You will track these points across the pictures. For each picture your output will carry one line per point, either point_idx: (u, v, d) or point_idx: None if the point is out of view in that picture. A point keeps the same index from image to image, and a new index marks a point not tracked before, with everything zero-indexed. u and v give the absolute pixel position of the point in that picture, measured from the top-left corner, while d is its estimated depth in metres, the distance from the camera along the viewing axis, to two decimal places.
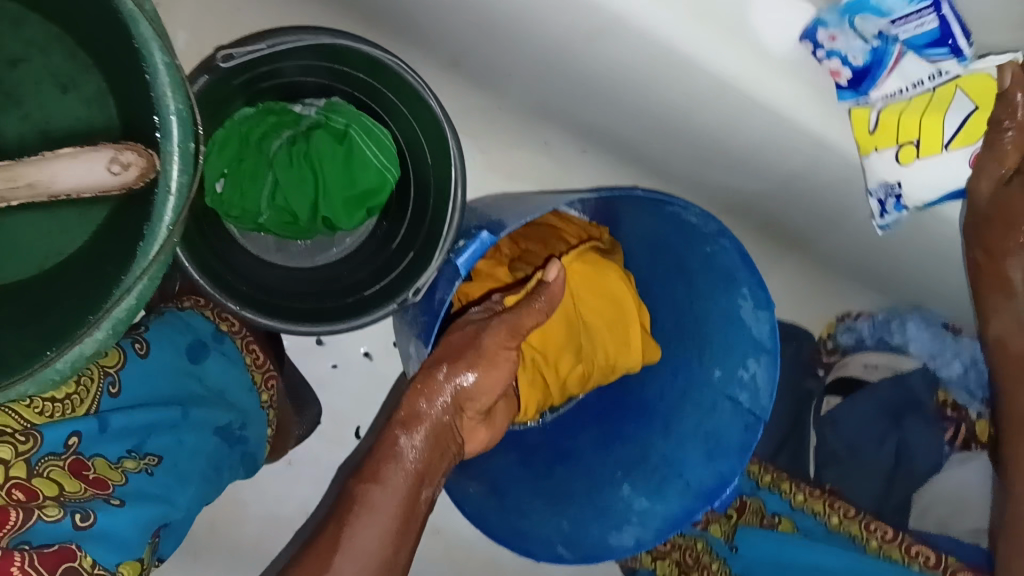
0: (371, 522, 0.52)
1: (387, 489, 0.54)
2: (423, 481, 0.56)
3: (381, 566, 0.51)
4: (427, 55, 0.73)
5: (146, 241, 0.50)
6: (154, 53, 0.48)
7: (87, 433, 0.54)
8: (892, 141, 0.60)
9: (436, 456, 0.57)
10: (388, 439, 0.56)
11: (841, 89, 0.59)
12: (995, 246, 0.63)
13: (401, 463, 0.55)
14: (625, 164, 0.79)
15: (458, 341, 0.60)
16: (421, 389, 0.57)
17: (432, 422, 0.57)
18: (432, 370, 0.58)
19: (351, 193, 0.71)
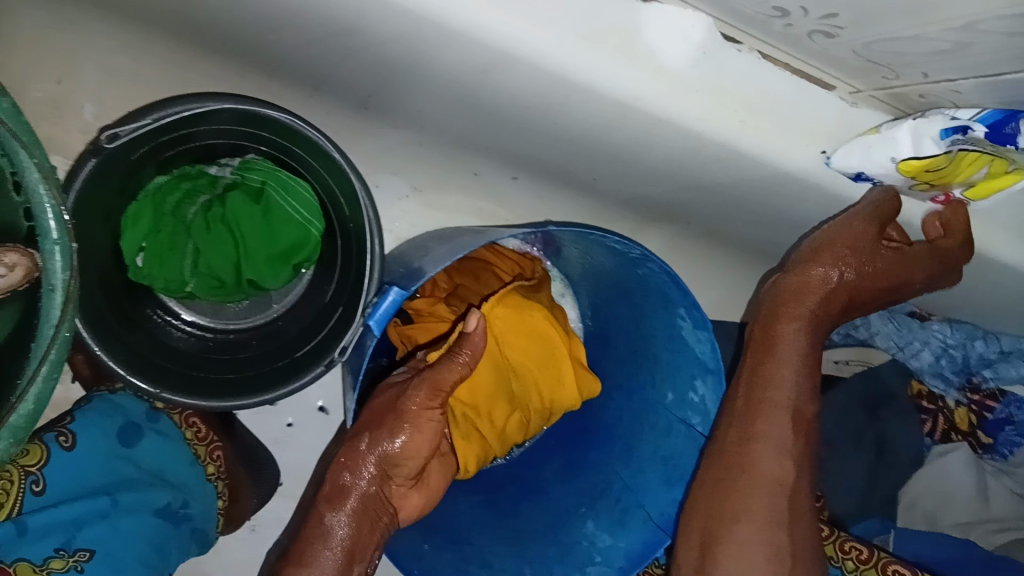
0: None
1: (311, 573, 0.54)
2: (353, 558, 0.56)
3: None
4: (339, 102, 0.71)
5: (35, 345, 0.48)
6: (19, 151, 0.46)
7: (4, 538, 0.53)
8: (930, 175, 0.58)
9: (367, 529, 0.57)
10: (317, 518, 0.56)
11: (949, 127, 0.52)
12: (819, 248, 0.59)
13: (329, 543, 0.55)
14: (558, 187, 0.77)
15: (380, 406, 0.59)
16: (344, 462, 0.57)
17: (357, 496, 0.57)
18: (354, 443, 0.57)
19: (273, 250, 0.69)
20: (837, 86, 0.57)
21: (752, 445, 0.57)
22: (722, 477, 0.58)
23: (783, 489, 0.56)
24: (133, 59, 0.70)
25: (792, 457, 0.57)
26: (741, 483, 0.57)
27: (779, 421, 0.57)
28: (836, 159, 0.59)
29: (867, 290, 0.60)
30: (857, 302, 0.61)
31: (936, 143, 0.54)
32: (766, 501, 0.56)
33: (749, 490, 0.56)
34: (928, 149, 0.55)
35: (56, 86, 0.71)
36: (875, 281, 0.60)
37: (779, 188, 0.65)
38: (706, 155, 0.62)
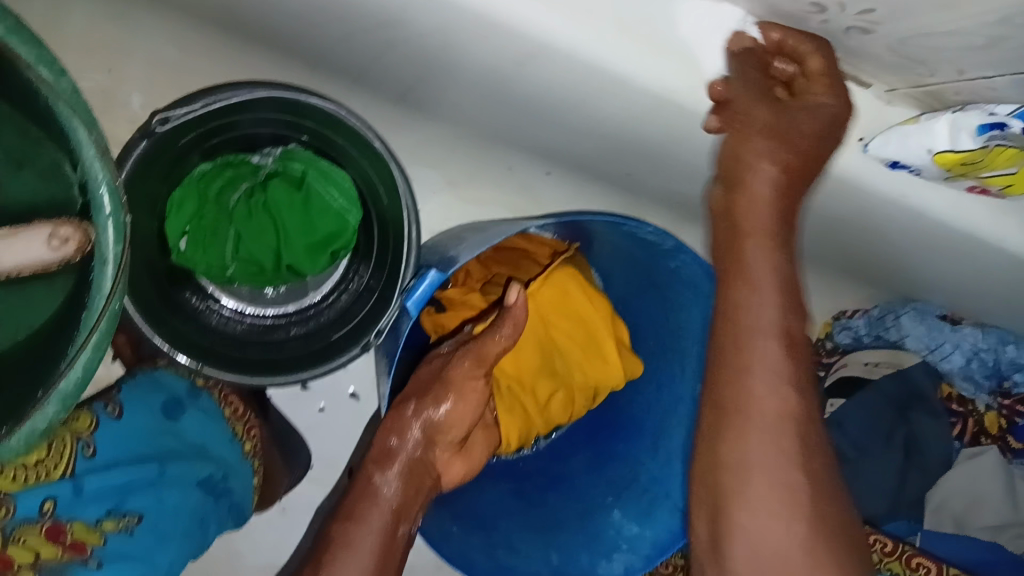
0: (350, 561, 0.56)
1: (361, 526, 0.58)
2: (400, 516, 0.60)
3: None
4: (379, 95, 0.74)
5: (87, 314, 0.50)
6: (77, 129, 0.48)
7: (62, 497, 0.54)
8: (963, 169, 0.58)
9: (411, 490, 0.61)
10: (364, 478, 0.61)
11: (985, 123, 0.53)
12: (765, 119, 0.54)
13: (378, 500, 0.59)
14: (590, 182, 0.79)
15: (426, 376, 0.63)
16: (390, 426, 0.61)
17: (403, 458, 0.61)
18: (400, 408, 0.61)
19: (312, 239, 0.70)
20: (872, 85, 0.58)
21: (741, 379, 0.51)
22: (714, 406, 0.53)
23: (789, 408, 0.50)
24: (180, 50, 0.73)
25: (785, 365, 0.51)
26: (739, 403, 0.51)
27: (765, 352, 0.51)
28: (873, 147, 0.60)
29: (781, 232, 0.54)
30: (794, 289, 0.53)
31: (971, 138, 0.54)
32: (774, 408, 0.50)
33: (748, 415, 0.51)
34: (964, 143, 0.55)
35: (107, 76, 0.73)
36: (786, 288, 0.52)
37: (816, 184, 0.66)
38: None
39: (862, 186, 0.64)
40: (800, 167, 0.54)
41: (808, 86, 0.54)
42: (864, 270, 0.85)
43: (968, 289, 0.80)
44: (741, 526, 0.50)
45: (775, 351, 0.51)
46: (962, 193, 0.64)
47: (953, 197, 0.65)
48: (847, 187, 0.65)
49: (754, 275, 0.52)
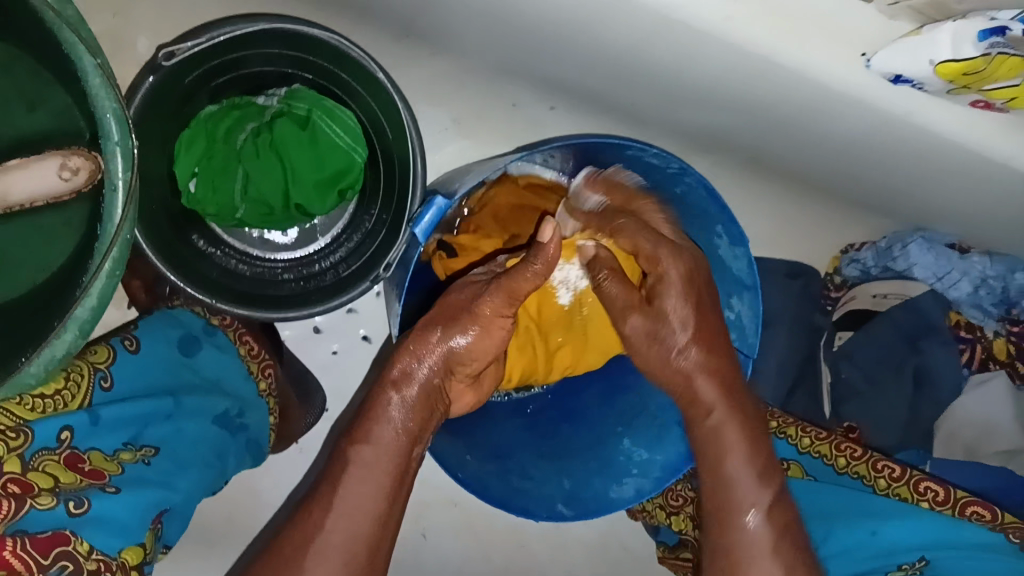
0: (365, 481, 0.57)
1: (375, 448, 0.59)
2: (414, 441, 0.60)
3: (372, 521, 0.57)
4: (384, 29, 0.74)
5: (101, 240, 0.51)
6: (83, 55, 0.49)
7: (79, 426, 0.53)
8: (963, 81, 0.57)
9: (425, 415, 0.61)
10: (380, 399, 0.60)
11: (985, 31, 0.52)
12: (648, 330, 0.63)
13: (391, 422, 0.60)
14: (596, 116, 0.80)
15: (453, 304, 0.62)
16: (411, 349, 0.61)
17: (421, 383, 0.61)
18: (424, 334, 0.61)
19: (321, 176, 0.70)
20: (874, 0, 0.55)
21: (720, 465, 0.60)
22: (711, 521, 0.60)
23: (761, 501, 0.58)
24: None
25: (745, 445, 0.60)
26: (731, 503, 0.59)
27: (742, 475, 0.59)
28: (877, 61, 0.59)
29: (723, 356, 0.62)
30: (731, 387, 0.62)
31: (972, 45, 0.53)
32: (747, 466, 0.59)
33: (737, 511, 0.59)
34: (965, 51, 0.54)
35: (113, 19, 0.74)
36: (713, 351, 0.62)
37: (819, 103, 0.66)
38: (743, 71, 0.64)
39: (865, 103, 0.64)
40: (702, 274, 0.62)
41: (654, 271, 0.63)
42: (872, 198, 0.85)
43: (974, 212, 0.80)
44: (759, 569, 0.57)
45: (732, 432, 0.60)
46: (969, 108, 0.63)
47: (958, 115, 0.64)
48: (851, 103, 0.65)
49: (651, 336, 0.63)
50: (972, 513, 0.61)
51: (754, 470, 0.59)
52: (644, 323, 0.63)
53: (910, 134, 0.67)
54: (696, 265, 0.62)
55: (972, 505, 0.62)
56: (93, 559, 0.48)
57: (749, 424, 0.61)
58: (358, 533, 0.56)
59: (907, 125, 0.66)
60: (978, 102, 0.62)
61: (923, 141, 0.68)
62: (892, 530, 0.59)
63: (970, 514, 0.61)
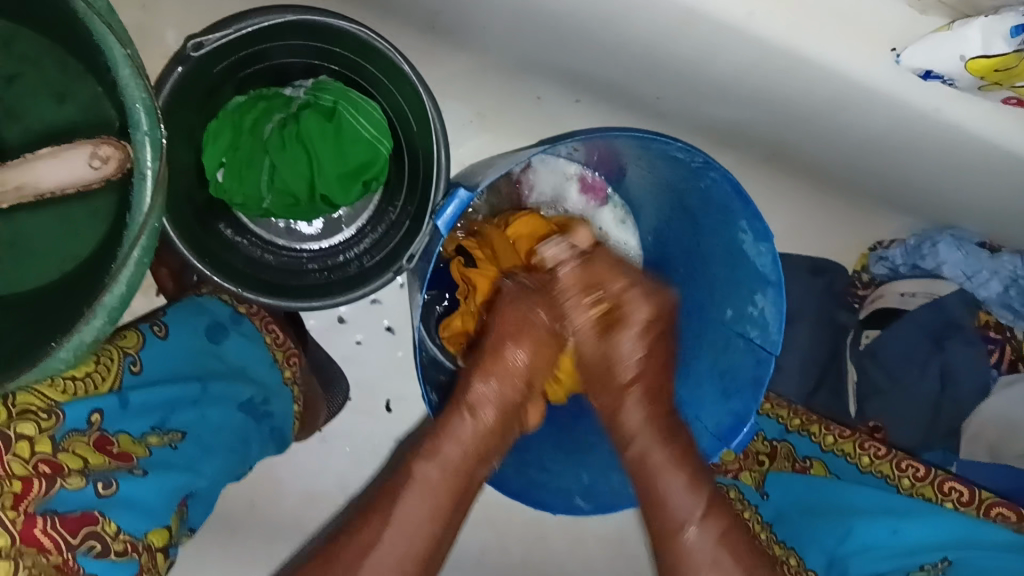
0: (426, 499, 0.58)
1: (445, 466, 0.59)
2: (481, 460, 0.61)
3: (434, 536, 0.57)
4: (408, 22, 0.75)
5: (129, 228, 0.51)
6: (113, 46, 0.50)
7: (109, 410, 0.54)
8: (995, 79, 0.57)
9: (498, 434, 0.62)
10: (453, 419, 0.61)
11: (1019, 27, 0.52)
12: (604, 358, 0.63)
13: (459, 441, 0.60)
14: (620, 110, 0.79)
15: (520, 314, 0.64)
16: (487, 367, 0.62)
17: (495, 401, 0.62)
18: (499, 352, 0.63)
19: (345, 168, 0.71)
20: None
21: (660, 501, 0.59)
22: (660, 541, 0.59)
23: (700, 505, 0.58)
24: None
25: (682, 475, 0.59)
26: (667, 521, 0.58)
27: (671, 491, 0.59)
28: (906, 57, 0.58)
29: (659, 380, 0.64)
30: (656, 395, 0.63)
31: (1005, 41, 0.53)
32: (677, 475, 0.59)
33: (687, 532, 0.57)
34: (997, 47, 0.53)
35: (141, 12, 0.75)
36: (656, 369, 0.63)
37: (846, 99, 0.65)
38: (769, 66, 0.63)
39: (893, 100, 0.63)
40: (665, 314, 0.64)
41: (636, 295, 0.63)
42: (900, 196, 0.84)
43: (1003, 211, 0.79)
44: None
45: (663, 452, 0.60)
46: (998, 106, 0.63)
47: (988, 112, 0.63)
48: (879, 100, 0.64)
49: (611, 357, 0.63)
50: (997, 514, 0.62)
51: (686, 487, 0.59)
52: (590, 346, 0.64)
53: (939, 132, 0.66)
54: (660, 299, 0.63)
55: (996, 506, 0.62)
56: (120, 540, 0.50)
57: (688, 452, 0.61)
58: (415, 548, 0.56)
59: (934, 123, 0.65)
60: (1011, 100, 0.61)
61: (952, 138, 0.67)
62: (918, 528, 0.60)
63: (995, 515, 0.62)
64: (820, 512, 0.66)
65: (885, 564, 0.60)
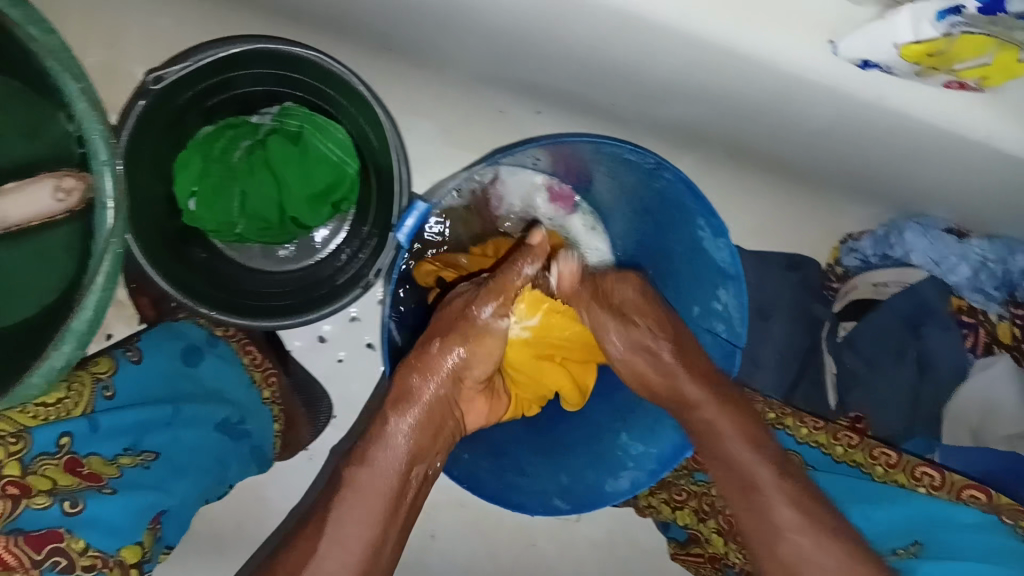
0: (358, 506, 0.58)
1: (375, 470, 0.60)
2: (413, 462, 0.62)
3: (369, 544, 0.57)
4: (365, 45, 0.77)
5: (93, 255, 0.54)
6: (67, 82, 0.52)
7: (79, 433, 0.55)
8: (928, 62, 0.57)
9: (429, 433, 0.63)
10: (381, 423, 0.62)
11: (942, 11, 0.52)
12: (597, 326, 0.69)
13: (393, 445, 0.61)
14: (579, 117, 0.81)
15: (452, 314, 0.66)
16: (415, 365, 0.64)
17: (422, 401, 0.63)
18: (426, 348, 0.64)
19: (313, 190, 0.73)
20: None
21: (732, 453, 0.61)
22: (734, 503, 0.59)
23: (769, 460, 0.60)
24: (176, 18, 0.77)
25: (737, 419, 0.63)
26: (750, 474, 0.59)
27: (733, 444, 0.61)
28: (843, 47, 0.59)
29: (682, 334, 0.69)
30: (690, 358, 0.67)
31: (933, 25, 0.53)
32: (734, 439, 0.61)
33: (761, 487, 0.58)
34: (926, 32, 0.53)
35: (110, 50, 0.78)
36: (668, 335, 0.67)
37: (788, 92, 0.67)
38: (707, 65, 0.65)
39: (838, 89, 0.64)
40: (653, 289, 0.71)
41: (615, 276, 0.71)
42: (863, 186, 0.85)
43: (964, 195, 0.80)
44: (797, 550, 0.55)
45: (738, 441, 0.61)
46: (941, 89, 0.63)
47: (933, 95, 0.64)
48: (823, 92, 0.65)
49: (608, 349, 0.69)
50: (969, 496, 0.60)
51: (744, 436, 0.61)
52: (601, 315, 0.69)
53: (886, 119, 0.67)
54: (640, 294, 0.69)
55: (967, 489, 0.61)
56: (87, 555, 0.51)
57: (727, 394, 0.65)
58: (351, 561, 0.56)
59: (881, 110, 0.66)
60: (952, 83, 0.62)
61: (899, 125, 0.68)
62: (887, 513, 0.60)
63: (967, 497, 0.60)
64: None
65: None
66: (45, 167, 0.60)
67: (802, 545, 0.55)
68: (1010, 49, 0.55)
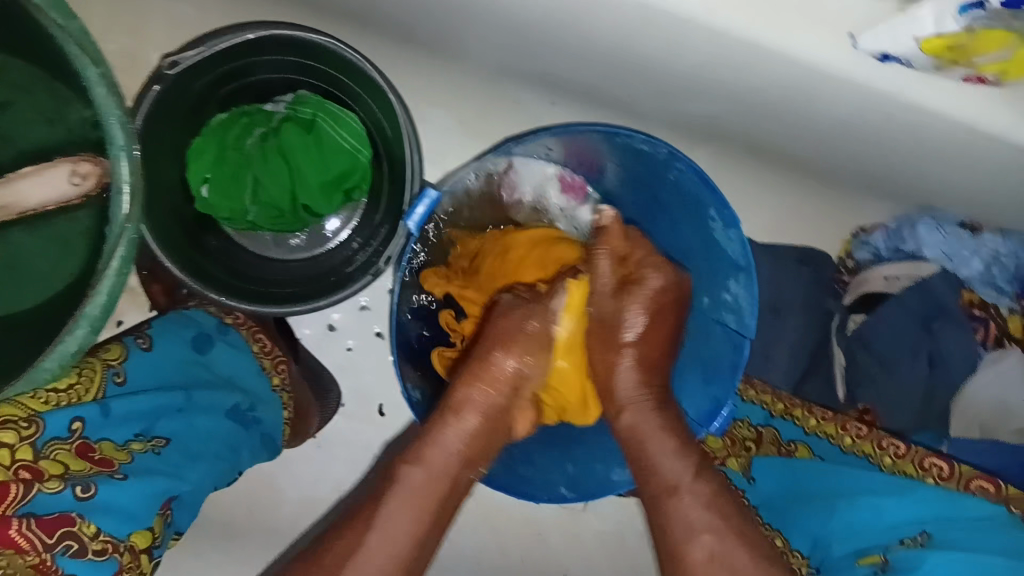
0: (410, 501, 0.59)
1: (424, 467, 0.61)
2: (465, 462, 0.63)
3: (413, 542, 0.59)
4: (381, 35, 0.77)
5: (108, 239, 0.53)
6: (85, 65, 0.52)
7: (90, 419, 0.55)
8: (947, 54, 0.56)
9: (485, 436, 0.64)
10: (435, 426, 0.63)
11: (964, 5, 0.51)
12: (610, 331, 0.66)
13: (444, 447, 0.62)
14: (594, 109, 0.81)
15: (504, 327, 0.66)
16: (478, 373, 0.65)
17: (478, 407, 0.64)
18: (486, 356, 0.65)
19: (327, 177, 0.73)
20: None
21: (672, 499, 0.60)
22: (652, 506, 0.61)
23: (714, 515, 0.58)
24: (192, 6, 0.77)
25: (670, 445, 0.62)
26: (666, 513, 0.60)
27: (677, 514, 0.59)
28: (863, 41, 0.59)
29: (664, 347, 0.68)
30: (652, 366, 0.67)
31: (954, 19, 0.52)
32: (672, 460, 0.61)
33: (682, 491, 0.60)
34: (947, 25, 0.53)
35: (127, 37, 0.78)
36: (654, 357, 0.67)
37: (805, 86, 0.66)
38: (723, 58, 0.65)
39: (857, 83, 0.64)
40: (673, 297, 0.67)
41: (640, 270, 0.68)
42: (879, 182, 0.85)
43: (981, 191, 0.80)
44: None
45: (654, 421, 0.64)
46: (960, 84, 0.63)
47: (950, 90, 0.63)
48: (842, 86, 0.65)
49: (615, 322, 0.66)
50: (977, 487, 0.61)
51: (687, 465, 0.61)
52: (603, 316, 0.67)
53: (904, 113, 0.67)
54: (668, 283, 0.67)
55: (976, 479, 0.61)
56: (99, 540, 0.51)
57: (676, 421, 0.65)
58: (395, 554, 0.58)
59: (900, 105, 0.66)
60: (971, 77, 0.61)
61: (915, 119, 0.68)
62: (896, 506, 0.59)
63: (975, 487, 0.61)
64: (803, 498, 0.66)
65: (864, 542, 0.59)
66: (57, 152, 0.61)
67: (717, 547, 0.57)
68: None
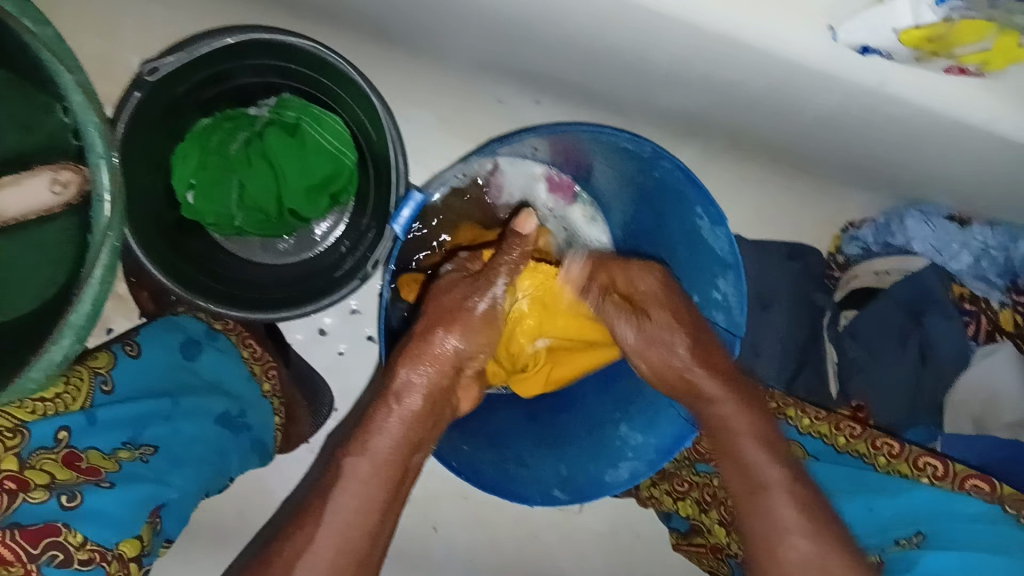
0: (357, 490, 0.58)
1: (370, 455, 0.60)
2: (412, 448, 0.62)
3: (364, 533, 0.57)
4: (361, 36, 0.76)
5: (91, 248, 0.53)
6: (61, 72, 0.52)
7: (77, 427, 0.55)
8: (925, 47, 0.57)
9: (427, 422, 0.64)
10: (377, 413, 0.62)
11: None
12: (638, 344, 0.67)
13: (384, 432, 0.61)
14: (578, 106, 0.81)
15: (447, 302, 0.66)
16: (415, 353, 0.64)
17: (420, 388, 0.63)
18: (426, 337, 0.65)
19: (311, 181, 0.73)
20: None
21: (770, 498, 0.57)
22: (743, 502, 0.59)
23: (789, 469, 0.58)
24: (169, 10, 0.77)
25: (754, 428, 0.61)
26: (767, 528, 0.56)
27: (772, 502, 0.57)
28: (842, 32, 0.59)
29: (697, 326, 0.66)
30: (709, 353, 0.65)
31: (932, 9, 0.53)
32: (757, 449, 0.59)
33: (772, 488, 0.57)
34: (925, 15, 0.53)
35: (107, 42, 0.77)
36: (691, 326, 0.66)
37: (786, 79, 0.66)
38: (702, 52, 0.65)
39: (838, 76, 0.64)
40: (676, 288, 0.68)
41: (638, 276, 0.69)
42: (867, 175, 0.84)
43: (967, 182, 0.80)
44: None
45: (722, 407, 0.62)
46: (941, 73, 0.63)
47: (932, 81, 0.63)
48: (823, 79, 0.65)
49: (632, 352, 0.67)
50: (972, 486, 0.60)
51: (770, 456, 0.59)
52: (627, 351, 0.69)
53: (887, 103, 0.67)
54: (665, 278, 0.68)
55: (969, 479, 0.60)
56: (85, 549, 0.51)
57: (734, 382, 0.63)
58: (347, 548, 0.55)
59: (882, 95, 0.66)
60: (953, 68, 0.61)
61: (898, 110, 0.68)
62: (887, 503, 0.60)
63: (969, 487, 0.60)
64: None
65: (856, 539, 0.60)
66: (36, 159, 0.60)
67: (812, 549, 0.54)
68: (1009, 32, 0.54)
